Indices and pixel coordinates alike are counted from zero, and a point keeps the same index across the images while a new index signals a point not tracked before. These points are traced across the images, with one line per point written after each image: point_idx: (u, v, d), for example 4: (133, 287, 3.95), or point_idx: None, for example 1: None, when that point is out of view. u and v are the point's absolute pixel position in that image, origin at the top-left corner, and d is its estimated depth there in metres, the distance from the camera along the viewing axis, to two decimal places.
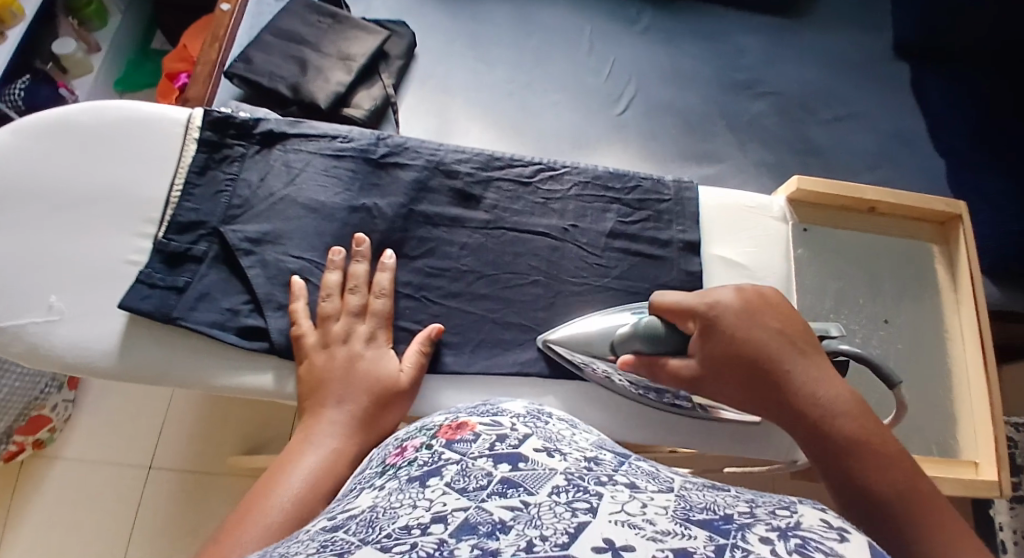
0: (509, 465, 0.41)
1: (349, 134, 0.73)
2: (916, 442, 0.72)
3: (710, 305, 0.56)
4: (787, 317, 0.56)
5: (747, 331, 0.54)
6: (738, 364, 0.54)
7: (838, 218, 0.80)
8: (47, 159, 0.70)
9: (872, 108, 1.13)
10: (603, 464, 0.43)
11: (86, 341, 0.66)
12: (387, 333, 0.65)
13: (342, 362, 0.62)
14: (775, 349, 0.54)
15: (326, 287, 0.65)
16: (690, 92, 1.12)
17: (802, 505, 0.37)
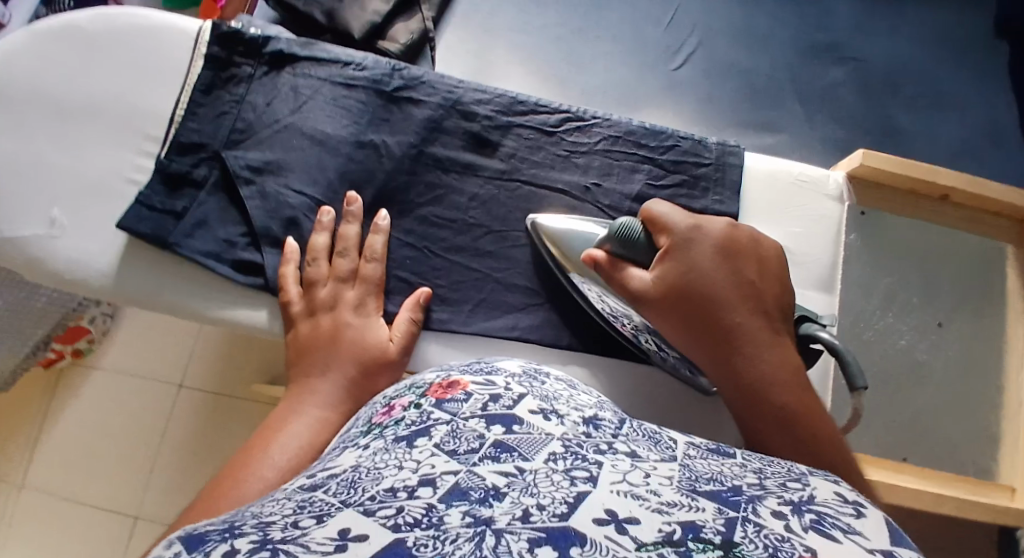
0: (503, 427, 0.37)
1: (363, 62, 0.67)
2: (949, 458, 0.66)
3: (688, 233, 0.54)
4: (754, 271, 0.54)
5: (710, 272, 0.52)
6: (692, 299, 0.52)
7: (901, 204, 0.70)
8: (56, 64, 0.67)
9: (965, 88, 1.01)
10: (602, 429, 0.40)
11: (85, 259, 0.65)
12: (377, 300, 0.62)
13: (327, 331, 0.59)
14: (734, 298, 0.52)
15: (311, 251, 0.62)
16: (760, 51, 1.01)
17: (814, 479, 0.35)
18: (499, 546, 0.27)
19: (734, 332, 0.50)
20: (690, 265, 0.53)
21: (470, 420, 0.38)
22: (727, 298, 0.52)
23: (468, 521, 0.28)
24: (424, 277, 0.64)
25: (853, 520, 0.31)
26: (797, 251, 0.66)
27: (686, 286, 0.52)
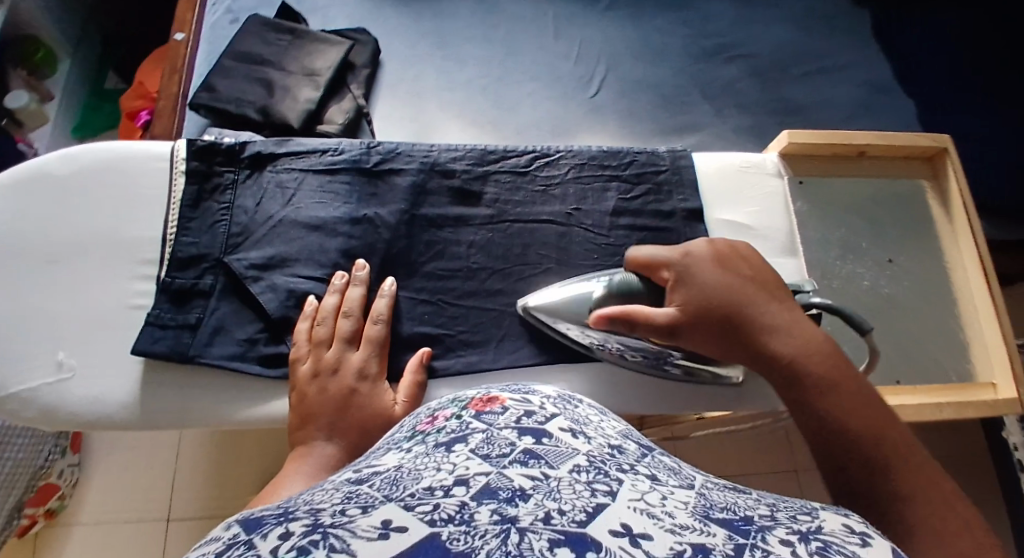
0: (532, 439, 0.37)
1: (338, 147, 0.71)
2: (935, 374, 0.72)
3: (683, 258, 0.59)
4: (756, 268, 0.59)
5: (719, 281, 0.57)
6: (716, 313, 0.56)
7: (829, 168, 0.81)
8: (30, 212, 0.68)
9: (842, 59, 1.14)
10: (627, 454, 0.39)
11: (103, 394, 0.65)
12: (381, 363, 0.64)
13: (338, 394, 0.60)
14: (755, 297, 0.56)
15: (321, 313, 0.64)
16: (662, 66, 1.12)
17: (826, 513, 0.37)
18: (523, 543, 0.29)
19: (759, 327, 0.54)
20: (698, 279, 0.58)
21: (503, 430, 0.38)
22: (744, 299, 0.56)
23: (495, 519, 0.30)
24: (446, 328, 0.67)
25: (859, 549, 0.33)
26: (760, 226, 0.74)
27: (703, 303, 0.56)
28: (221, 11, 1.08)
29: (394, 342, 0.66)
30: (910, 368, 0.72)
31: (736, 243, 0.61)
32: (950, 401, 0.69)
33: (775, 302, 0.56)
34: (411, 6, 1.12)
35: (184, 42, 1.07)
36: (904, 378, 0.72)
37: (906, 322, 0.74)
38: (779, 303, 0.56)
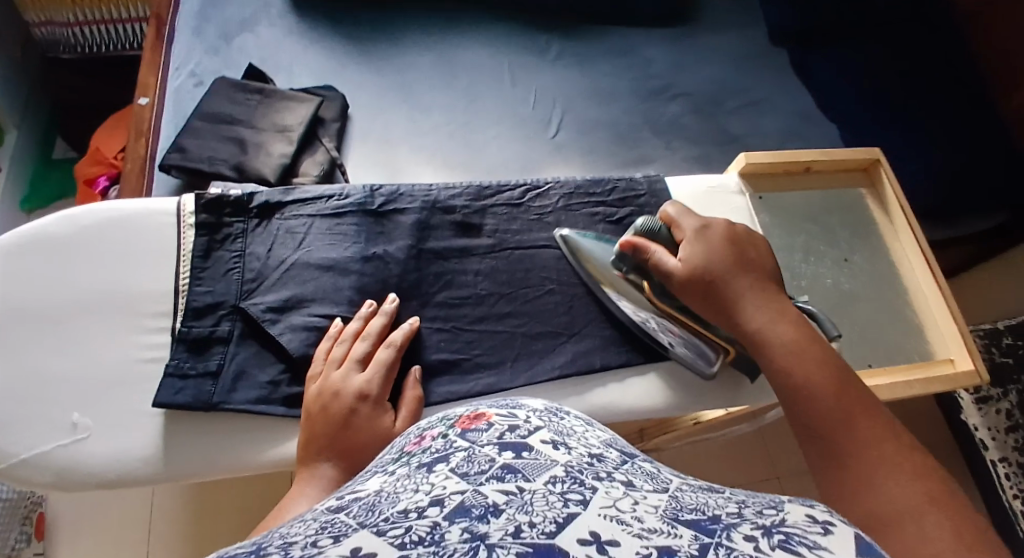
0: (512, 453, 0.36)
1: (343, 192, 0.76)
2: (899, 355, 0.80)
3: (698, 228, 0.69)
4: (761, 255, 0.68)
5: (724, 251, 0.66)
6: (706, 288, 0.65)
7: (782, 182, 0.89)
8: (30, 276, 0.67)
9: (772, 90, 1.23)
10: (608, 462, 0.38)
11: (121, 452, 0.63)
12: (385, 387, 0.65)
13: (338, 416, 0.61)
14: (750, 273, 0.65)
15: (342, 336, 0.67)
16: (612, 106, 1.20)
17: (791, 504, 0.32)
18: None
19: (747, 298, 0.63)
20: (712, 243, 0.67)
21: (485, 447, 0.37)
22: (739, 271, 0.65)
23: (465, 537, 0.28)
24: (463, 352, 0.71)
25: (822, 539, 0.29)
26: None
27: (703, 263, 0.66)
28: (184, 73, 1.07)
29: (416, 369, 0.69)
30: (880, 353, 0.80)
31: (735, 224, 0.71)
32: (918, 377, 0.77)
33: (765, 286, 0.65)
34: (372, 61, 1.16)
35: (148, 107, 1.04)
36: (875, 361, 0.80)
37: (869, 313, 0.82)
38: (768, 288, 0.65)
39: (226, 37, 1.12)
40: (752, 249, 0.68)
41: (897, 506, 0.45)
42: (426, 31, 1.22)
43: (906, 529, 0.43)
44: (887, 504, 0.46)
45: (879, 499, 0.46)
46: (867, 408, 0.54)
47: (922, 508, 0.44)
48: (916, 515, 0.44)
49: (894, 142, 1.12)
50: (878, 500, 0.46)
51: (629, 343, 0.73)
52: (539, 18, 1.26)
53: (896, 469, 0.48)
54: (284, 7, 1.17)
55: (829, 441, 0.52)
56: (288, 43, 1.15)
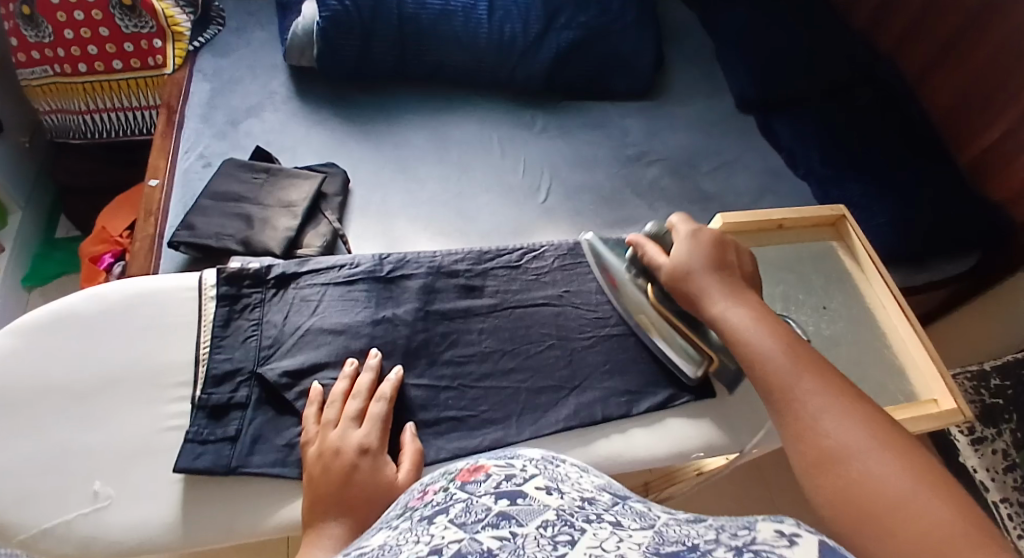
0: (507, 500, 0.40)
1: (354, 261, 0.82)
2: (886, 396, 0.83)
3: (693, 229, 0.75)
4: (741, 260, 0.74)
5: (706, 253, 0.73)
6: (685, 287, 0.72)
7: (757, 239, 0.95)
8: (59, 352, 0.71)
9: (744, 154, 1.31)
10: (599, 504, 0.43)
11: (141, 519, 0.64)
12: (381, 438, 0.67)
13: (339, 471, 0.63)
14: (728, 270, 0.72)
15: (330, 396, 0.69)
16: (596, 171, 1.26)
17: (762, 523, 0.36)
18: None
19: (714, 288, 0.70)
20: (698, 246, 0.73)
21: (482, 496, 0.41)
22: (718, 269, 0.71)
23: None
24: (469, 409, 0.74)
25: (789, 551, 0.32)
26: None
27: (690, 264, 0.72)
28: (193, 156, 1.13)
29: (424, 428, 0.72)
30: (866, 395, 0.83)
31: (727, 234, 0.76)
32: (906, 415, 0.80)
33: (738, 283, 0.71)
34: (369, 139, 1.23)
35: (158, 187, 1.10)
36: None
37: (850, 357, 0.87)
38: (743, 285, 0.71)
39: (233, 122, 1.19)
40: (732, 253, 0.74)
41: (843, 446, 0.53)
42: (418, 112, 1.30)
43: (849, 471, 0.52)
44: (836, 445, 0.54)
45: (830, 440, 0.54)
46: (812, 361, 0.60)
47: (865, 448, 0.52)
48: (863, 452, 0.52)
49: (862, 195, 1.19)
50: (829, 440, 0.54)
51: (628, 395, 0.77)
52: (525, 95, 1.35)
53: (841, 411, 0.56)
54: (287, 94, 1.26)
55: (780, 390, 0.59)
56: (290, 126, 1.22)
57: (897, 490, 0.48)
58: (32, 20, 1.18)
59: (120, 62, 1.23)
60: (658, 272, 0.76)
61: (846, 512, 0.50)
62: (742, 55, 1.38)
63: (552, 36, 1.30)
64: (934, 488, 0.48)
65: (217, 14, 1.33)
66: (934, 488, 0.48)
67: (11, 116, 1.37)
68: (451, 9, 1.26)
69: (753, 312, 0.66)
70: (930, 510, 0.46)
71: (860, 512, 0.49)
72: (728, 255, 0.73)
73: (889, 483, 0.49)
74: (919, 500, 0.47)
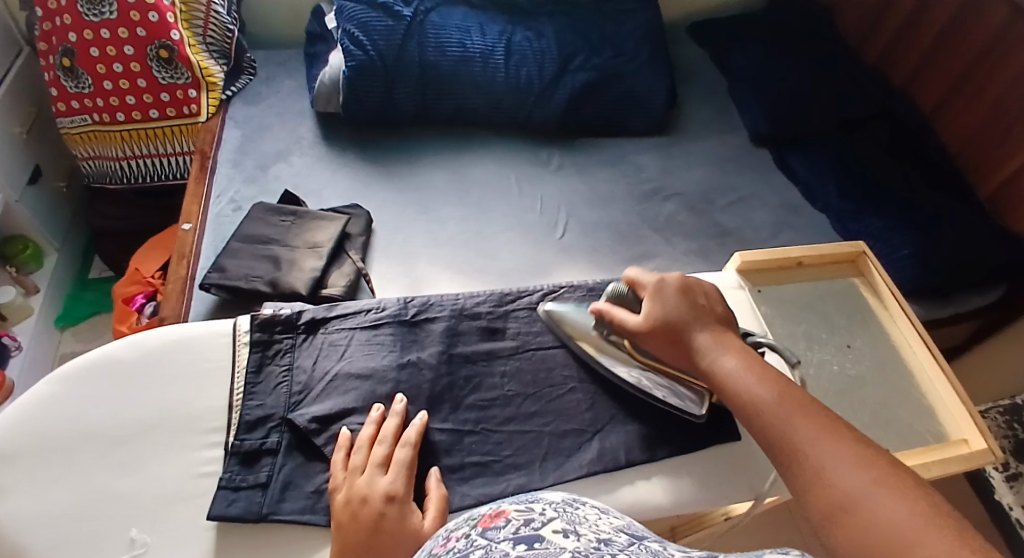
0: (525, 545, 0.44)
1: (379, 306, 0.84)
2: (915, 438, 0.82)
3: (656, 283, 0.76)
4: (711, 301, 0.75)
5: (674, 304, 0.73)
6: (670, 333, 0.72)
7: (777, 277, 0.95)
8: (98, 399, 0.73)
9: (763, 188, 1.31)
10: (615, 544, 0.46)
11: None
12: (407, 484, 0.68)
13: (368, 519, 0.64)
14: (698, 316, 0.72)
15: (357, 442, 0.71)
16: (613, 208, 1.27)
17: (770, 555, 0.39)
18: None
19: (700, 340, 0.70)
20: (663, 299, 0.74)
21: (502, 542, 0.45)
22: (689, 320, 0.72)
23: None
24: (493, 453, 0.75)
25: None
26: None
27: (665, 318, 0.72)
28: (224, 200, 1.17)
29: (449, 473, 0.72)
30: (894, 437, 0.82)
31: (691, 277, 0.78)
32: (935, 459, 0.79)
33: (715, 327, 0.72)
34: (391, 181, 1.26)
35: (190, 231, 1.13)
36: (891, 446, 0.81)
37: (877, 398, 0.85)
38: (719, 327, 0.72)
39: (263, 167, 1.24)
40: (704, 297, 0.75)
41: (853, 494, 0.51)
42: (438, 153, 1.32)
43: (865, 515, 0.50)
44: (892, 525, 0.48)
45: (844, 485, 0.52)
46: (839, 431, 0.57)
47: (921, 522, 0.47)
48: (876, 496, 0.50)
49: (883, 228, 1.18)
50: (841, 486, 0.52)
51: (651, 438, 0.77)
52: (542, 135, 1.38)
53: (847, 453, 0.54)
54: (313, 139, 1.30)
55: (790, 442, 0.57)
56: (316, 169, 1.25)
57: (911, 532, 0.47)
58: (72, 72, 1.23)
59: (156, 111, 1.27)
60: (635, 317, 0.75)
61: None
62: (755, 91, 1.39)
63: (567, 76, 1.35)
64: (945, 528, 0.46)
65: (249, 65, 1.39)
66: (945, 529, 0.46)
67: (49, 163, 1.42)
68: (470, 54, 1.31)
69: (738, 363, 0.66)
70: (942, 553, 0.44)
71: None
72: (700, 300, 0.74)
73: (901, 524, 0.48)
74: (928, 543, 0.45)
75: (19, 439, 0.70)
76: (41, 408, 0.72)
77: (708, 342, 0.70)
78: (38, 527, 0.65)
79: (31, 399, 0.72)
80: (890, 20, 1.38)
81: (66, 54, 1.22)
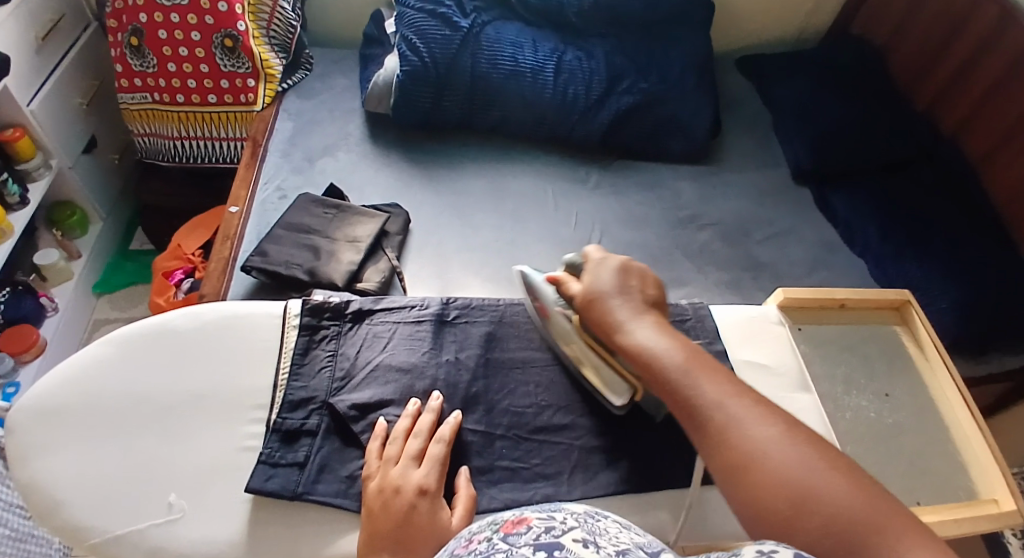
0: (546, 552, 0.46)
1: (423, 304, 0.87)
2: (947, 493, 0.82)
3: (600, 262, 0.77)
4: (645, 286, 0.75)
5: (605, 282, 0.75)
6: (596, 305, 0.74)
7: (818, 316, 0.96)
8: (151, 365, 0.76)
9: (796, 226, 1.33)
10: None
11: (209, 535, 0.66)
12: (439, 479, 0.70)
13: (400, 509, 0.66)
14: (625, 298, 0.73)
15: (393, 433, 0.73)
16: (646, 230, 1.28)
17: None
18: None
19: (621, 311, 0.72)
20: (598, 278, 0.76)
21: (522, 548, 0.47)
22: (613, 297, 0.73)
23: None
24: (523, 460, 0.76)
25: None
26: (773, 366, 0.88)
27: (596, 292, 0.74)
28: (271, 188, 1.21)
29: (478, 475, 0.74)
30: (924, 489, 0.82)
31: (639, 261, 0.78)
32: (967, 517, 0.79)
33: (639, 308, 0.73)
34: (432, 184, 1.29)
35: (237, 214, 1.16)
36: (923, 498, 0.81)
37: (911, 450, 0.86)
38: (644, 309, 0.72)
39: (311, 159, 1.27)
40: (639, 280, 0.76)
41: (757, 442, 0.56)
42: (480, 162, 1.35)
43: (765, 464, 0.54)
44: (794, 475, 0.53)
45: (747, 437, 0.56)
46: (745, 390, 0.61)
47: (819, 474, 0.52)
48: (780, 446, 0.55)
49: (917, 278, 1.19)
50: (745, 438, 0.56)
51: (679, 463, 0.78)
52: (581, 153, 1.41)
53: (749, 407, 0.59)
54: (362, 137, 1.33)
55: (690, 400, 0.61)
56: (362, 167, 1.28)
57: (812, 479, 0.52)
58: (138, 50, 1.27)
59: (214, 96, 1.31)
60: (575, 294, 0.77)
61: (767, 509, 0.52)
62: (797, 131, 1.41)
63: (612, 99, 1.38)
64: (839, 473, 0.53)
65: (306, 60, 1.43)
66: (842, 474, 0.52)
67: (105, 134, 1.46)
68: (521, 69, 1.34)
69: (653, 340, 0.67)
70: (841, 503, 0.50)
71: (778, 512, 0.52)
72: (634, 281, 0.75)
73: (799, 473, 0.53)
74: (830, 492, 0.51)
75: (71, 397, 0.73)
76: (95, 368, 0.75)
77: (628, 320, 0.71)
78: (83, 483, 0.68)
79: (86, 358, 0.75)
80: (941, 75, 1.40)
81: (134, 32, 1.26)
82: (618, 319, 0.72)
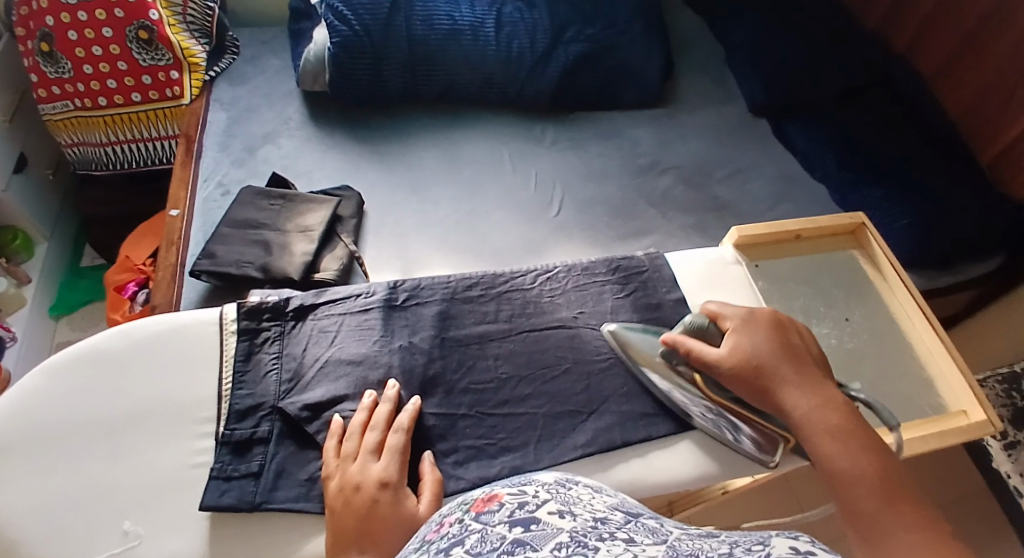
0: (522, 527, 0.43)
1: (369, 291, 0.83)
2: (913, 410, 0.81)
3: (740, 321, 0.75)
4: (803, 343, 0.74)
5: (760, 344, 0.71)
6: (752, 365, 0.70)
7: (774, 250, 0.93)
8: (90, 389, 0.72)
9: (758, 160, 1.29)
10: (612, 523, 0.45)
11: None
12: (401, 469, 0.67)
13: (361, 506, 0.63)
14: (783, 363, 0.70)
15: (349, 429, 0.70)
16: (607, 182, 1.25)
17: (777, 540, 0.40)
18: None
19: (788, 374, 0.69)
20: (744, 335, 0.73)
21: (497, 525, 0.44)
22: (775, 360, 0.70)
23: None
24: (488, 437, 0.74)
25: None
26: (734, 308, 0.85)
27: (751, 353, 0.71)
28: (212, 185, 1.15)
29: (443, 458, 0.72)
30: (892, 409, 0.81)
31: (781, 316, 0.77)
32: (933, 432, 0.78)
33: (806, 367, 0.71)
34: (382, 162, 1.24)
35: (179, 218, 1.11)
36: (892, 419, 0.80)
37: (875, 370, 0.84)
38: (811, 371, 0.70)
39: (251, 150, 1.22)
40: (796, 337, 0.74)
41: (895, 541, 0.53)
42: (429, 133, 1.30)
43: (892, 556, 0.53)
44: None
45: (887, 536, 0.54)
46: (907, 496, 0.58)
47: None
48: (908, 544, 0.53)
49: (882, 197, 1.16)
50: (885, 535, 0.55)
51: (647, 419, 0.76)
52: (533, 111, 1.36)
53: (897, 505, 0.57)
54: (301, 120, 1.28)
55: (849, 490, 0.60)
56: (305, 151, 1.23)
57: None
58: (51, 56, 1.21)
59: (139, 94, 1.25)
60: (709, 357, 0.72)
61: None
62: (752, 60, 1.36)
63: (560, 49, 1.32)
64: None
65: (231, 44, 1.36)
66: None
67: (33, 149, 1.40)
68: (458, 28, 1.28)
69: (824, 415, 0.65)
70: None
71: None
72: (792, 338, 0.74)
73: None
74: None
75: (8, 434, 0.69)
76: (27, 401, 0.71)
77: (797, 388, 0.68)
78: (29, 522, 0.65)
79: (18, 392, 0.72)
80: None
81: (44, 38, 1.19)
82: (781, 387, 0.69)
